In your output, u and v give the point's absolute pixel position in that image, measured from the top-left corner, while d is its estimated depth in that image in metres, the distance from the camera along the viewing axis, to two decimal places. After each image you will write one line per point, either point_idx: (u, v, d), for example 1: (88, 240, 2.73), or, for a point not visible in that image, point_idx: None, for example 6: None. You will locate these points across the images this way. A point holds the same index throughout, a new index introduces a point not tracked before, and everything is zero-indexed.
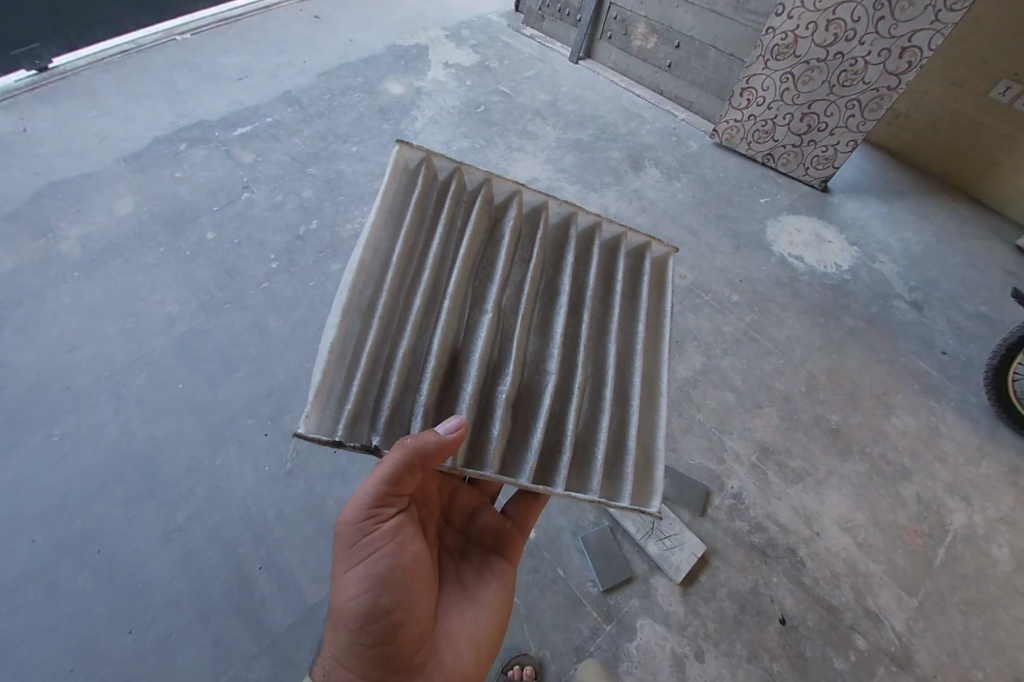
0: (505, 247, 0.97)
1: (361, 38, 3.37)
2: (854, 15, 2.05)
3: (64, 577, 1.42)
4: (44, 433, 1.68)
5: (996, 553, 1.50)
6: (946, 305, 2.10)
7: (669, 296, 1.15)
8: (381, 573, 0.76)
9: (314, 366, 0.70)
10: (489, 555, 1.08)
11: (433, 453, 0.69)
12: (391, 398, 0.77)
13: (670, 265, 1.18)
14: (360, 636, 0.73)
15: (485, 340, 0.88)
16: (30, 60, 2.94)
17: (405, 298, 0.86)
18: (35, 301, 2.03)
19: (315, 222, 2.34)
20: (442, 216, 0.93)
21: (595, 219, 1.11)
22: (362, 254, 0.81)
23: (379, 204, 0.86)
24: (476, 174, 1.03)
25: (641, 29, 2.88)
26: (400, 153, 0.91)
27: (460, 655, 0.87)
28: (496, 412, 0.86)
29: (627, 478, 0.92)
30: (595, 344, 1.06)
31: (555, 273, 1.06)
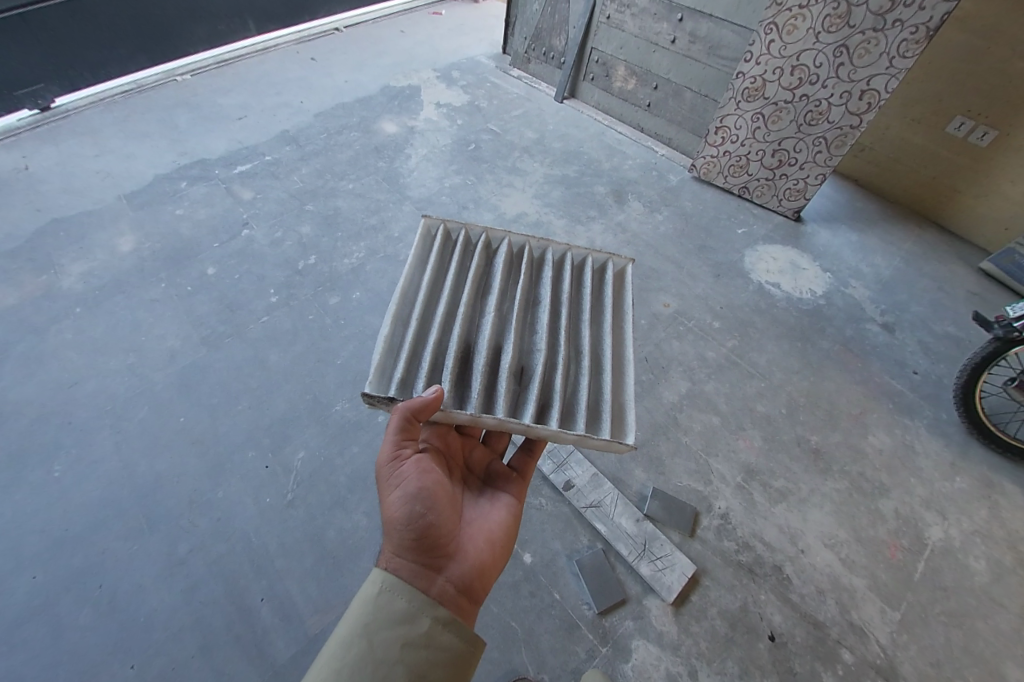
0: (497, 272, 1.18)
1: (356, 79, 3.54)
2: (816, 61, 2.22)
3: (64, 613, 1.43)
4: (44, 469, 1.71)
5: (973, 565, 1.56)
6: (916, 327, 2.22)
7: (631, 295, 1.25)
8: (414, 490, 0.90)
9: (376, 352, 0.99)
10: (497, 486, 1.17)
11: (423, 409, 0.90)
12: (425, 371, 1.00)
13: (629, 273, 1.28)
14: (404, 535, 0.86)
15: (490, 329, 1.08)
16: (32, 100, 3.03)
17: (430, 310, 1.11)
18: (36, 336, 2.07)
19: (314, 257, 2.43)
20: (451, 261, 1.19)
21: (566, 246, 1.27)
22: (403, 288, 1.09)
23: (413, 258, 1.16)
24: (476, 229, 1.27)
25: (621, 72, 3.07)
26: (423, 222, 1.22)
27: (486, 553, 0.96)
28: (500, 381, 1.03)
29: (604, 423, 1.05)
30: (575, 332, 1.18)
31: (538, 288, 1.23)
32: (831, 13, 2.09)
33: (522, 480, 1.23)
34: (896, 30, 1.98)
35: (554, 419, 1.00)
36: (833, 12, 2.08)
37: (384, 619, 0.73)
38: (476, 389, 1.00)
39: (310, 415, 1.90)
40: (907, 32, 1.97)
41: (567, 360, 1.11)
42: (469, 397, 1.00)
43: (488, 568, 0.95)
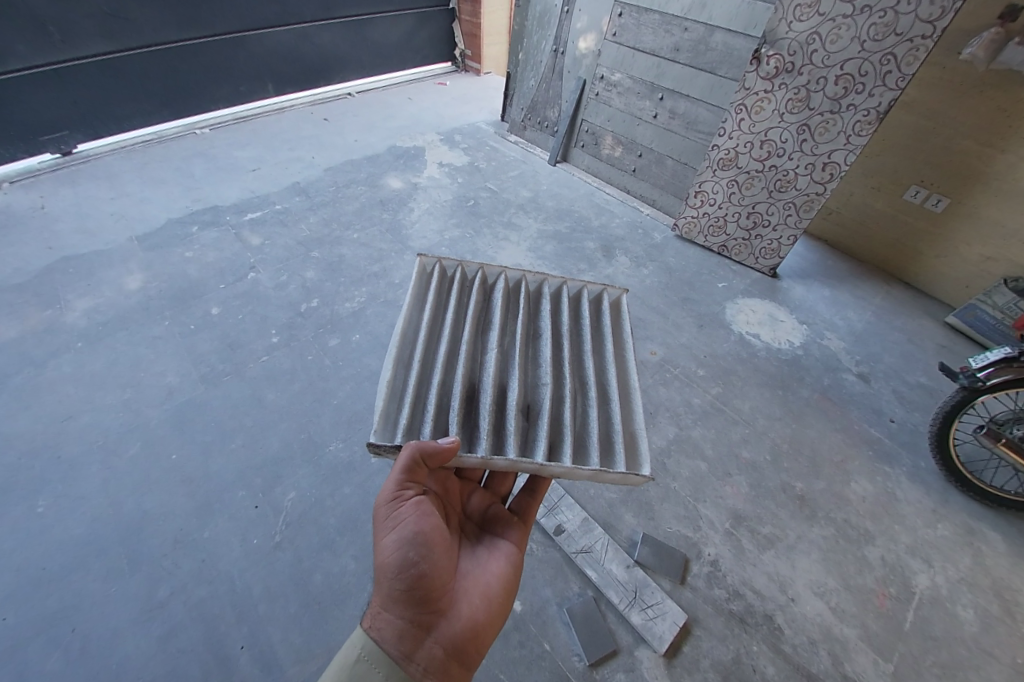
0: (497, 308, 1.28)
1: (365, 139, 3.82)
2: (782, 137, 2.47)
3: (32, 659, 1.38)
4: (27, 505, 1.69)
5: (961, 614, 1.57)
6: (890, 377, 2.33)
7: (628, 323, 1.38)
8: (408, 536, 0.93)
9: (379, 396, 1.04)
10: (494, 533, 1.18)
11: (434, 454, 0.94)
12: (429, 416, 1.05)
13: (624, 302, 1.42)
14: (396, 583, 0.91)
15: (495, 367, 1.16)
16: (55, 145, 3.23)
17: (433, 349, 1.19)
18: (35, 369, 2.10)
19: (316, 300, 2.53)
20: (449, 301, 1.29)
21: (561, 280, 1.40)
22: (402, 329, 1.18)
23: (411, 296, 1.25)
24: (472, 265, 1.40)
25: (608, 141, 3.36)
26: (419, 262, 1.34)
27: (476, 606, 1.00)
28: (509, 416, 1.09)
29: (618, 455, 1.10)
30: (578, 363, 1.28)
31: (536, 319, 1.34)
32: (792, 98, 2.37)
33: (522, 525, 1.25)
34: (850, 112, 2.24)
35: (569, 457, 1.07)
36: (795, 96, 2.36)
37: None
38: (486, 429, 1.05)
39: (303, 455, 1.91)
40: (860, 114, 2.22)
41: (573, 392, 1.19)
42: (478, 437, 1.05)
43: (481, 630, 0.98)
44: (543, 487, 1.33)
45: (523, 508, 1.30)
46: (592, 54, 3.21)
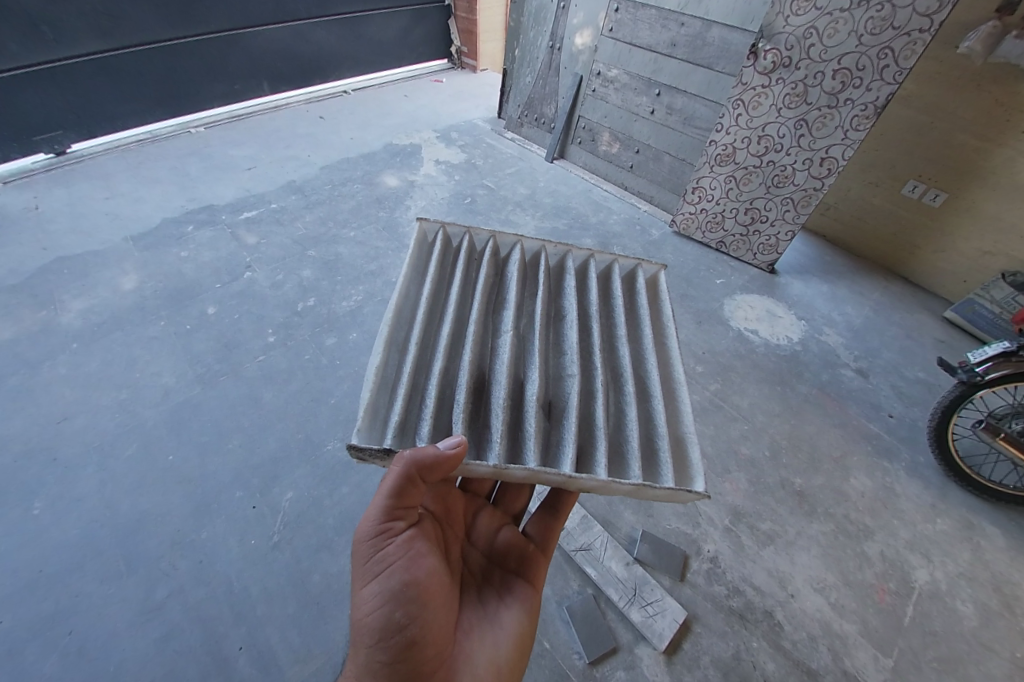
0: (512, 280, 1.30)
1: (361, 137, 3.80)
2: (779, 133, 2.47)
3: (28, 663, 1.37)
4: (23, 507, 1.68)
5: (961, 609, 1.57)
6: (888, 372, 2.32)
7: (667, 305, 1.40)
8: (396, 588, 0.89)
9: (365, 390, 1.02)
10: (504, 581, 1.17)
11: (432, 465, 0.87)
12: (429, 412, 1.01)
13: (662, 279, 1.45)
14: (376, 651, 0.86)
15: (509, 353, 1.14)
16: (49, 145, 3.20)
17: (435, 330, 1.19)
18: (29, 370, 2.09)
19: (313, 299, 2.51)
20: (455, 275, 1.29)
21: (588, 253, 1.43)
22: (397, 303, 1.17)
23: (408, 266, 1.26)
24: (482, 234, 1.42)
25: (606, 137, 3.35)
26: (419, 226, 1.35)
27: (480, 677, 0.95)
28: (529, 415, 1.05)
29: (665, 468, 1.04)
30: (609, 351, 1.26)
31: (560, 298, 1.34)
32: (790, 93, 2.36)
33: (541, 557, 1.26)
34: (848, 107, 2.23)
35: (604, 468, 0.99)
36: (792, 91, 2.35)
37: None
38: (498, 431, 1.01)
39: (301, 454, 1.90)
40: (858, 109, 2.21)
41: (606, 384, 1.16)
42: (490, 443, 1.00)
43: None
44: (564, 509, 1.35)
45: (542, 532, 1.33)
46: (588, 50, 3.19)
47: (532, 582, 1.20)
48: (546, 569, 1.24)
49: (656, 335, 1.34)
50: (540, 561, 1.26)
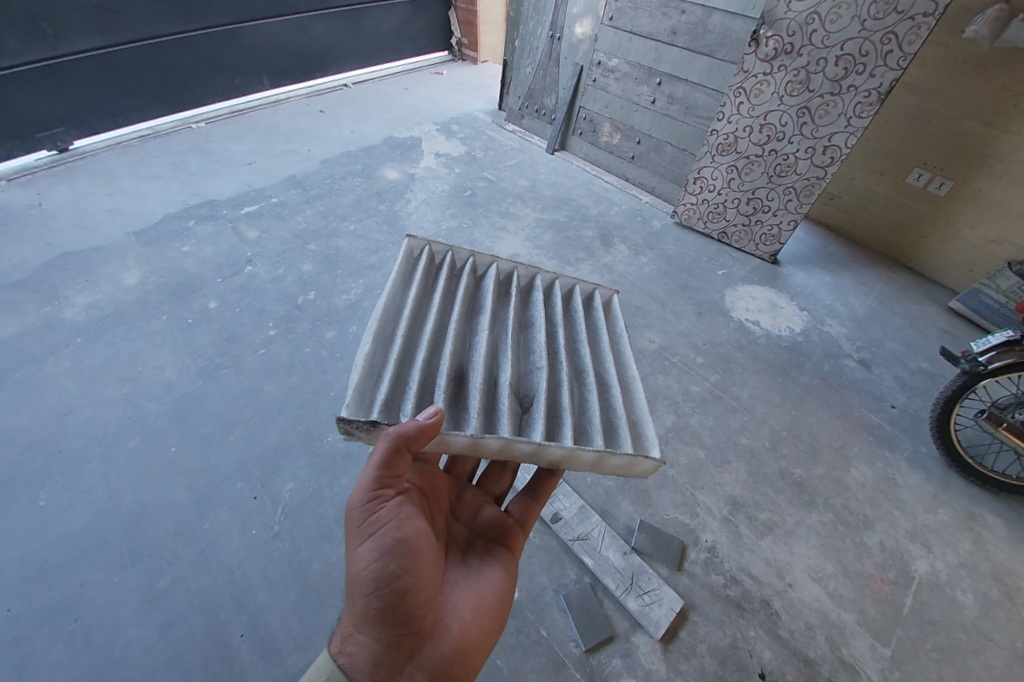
0: (487, 295, 1.31)
1: (362, 130, 3.80)
2: (782, 121, 2.43)
3: (35, 649, 1.40)
4: (30, 498, 1.71)
5: (961, 599, 1.56)
6: (891, 363, 2.30)
7: (620, 321, 1.42)
8: (390, 546, 0.91)
9: (354, 373, 1.02)
10: (486, 544, 1.19)
11: (416, 434, 0.91)
12: (413, 393, 1.05)
13: (615, 302, 1.46)
14: (372, 600, 0.89)
15: (485, 346, 1.17)
16: (51, 142, 3.22)
17: (417, 331, 1.19)
18: (34, 365, 2.12)
19: (313, 292, 2.52)
20: (437, 286, 1.29)
21: (553, 273, 1.43)
22: (384, 307, 1.17)
23: (395, 276, 1.24)
24: (462, 253, 1.40)
25: (606, 128, 3.32)
26: (407, 243, 1.33)
27: (467, 623, 1.01)
28: (502, 396, 1.09)
29: (624, 437, 1.10)
30: (572, 352, 1.28)
31: (529, 309, 1.35)
32: (792, 80, 2.32)
33: (519, 531, 1.28)
34: (851, 94, 2.19)
35: (569, 434, 1.05)
36: (794, 78, 2.31)
37: None
38: (475, 409, 1.04)
39: (301, 446, 1.92)
40: (861, 96, 2.17)
41: (570, 378, 1.19)
42: (466, 417, 1.04)
43: (472, 648, 1.00)
44: (545, 490, 1.35)
45: (524, 512, 1.32)
46: (588, 39, 3.15)
47: (513, 548, 1.23)
48: (523, 541, 1.27)
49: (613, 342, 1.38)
50: (518, 535, 1.28)
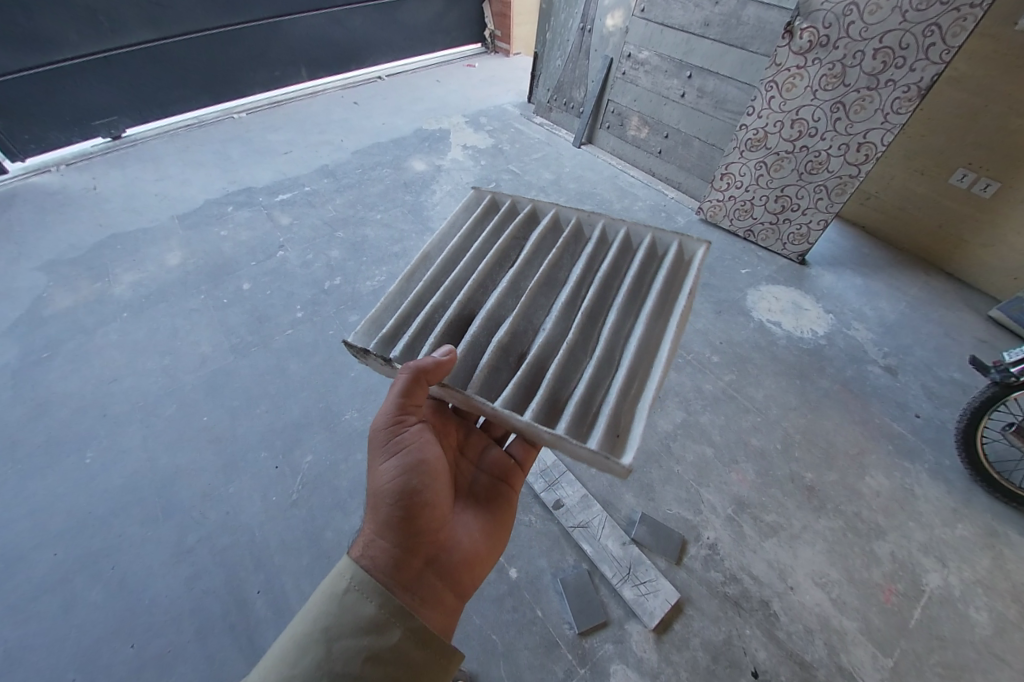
0: (532, 239, 1.34)
1: (393, 122, 3.88)
2: (814, 116, 2.36)
3: (78, 589, 1.55)
4: (78, 456, 1.88)
5: (973, 616, 1.51)
6: (920, 371, 2.21)
7: (693, 279, 1.20)
8: (411, 464, 1.04)
9: (375, 307, 1.23)
10: (493, 481, 1.28)
11: (432, 370, 0.98)
12: (410, 331, 1.15)
13: (700, 254, 1.24)
14: (394, 508, 0.98)
15: (498, 298, 1.21)
16: (106, 130, 3.46)
17: (444, 277, 1.31)
18: (86, 335, 2.30)
19: (339, 278, 2.63)
20: (488, 227, 1.41)
21: (622, 221, 1.36)
22: (427, 251, 1.35)
23: (450, 222, 1.43)
24: (525, 199, 1.47)
25: (635, 122, 3.29)
26: (474, 192, 1.49)
27: (474, 542, 1.10)
28: (487, 351, 1.11)
29: (596, 431, 0.95)
30: (596, 321, 1.18)
31: (574, 262, 1.33)
32: (827, 74, 2.24)
33: (522, 473, 1.37)
34: (889, 89, 2.10)
35: (530, 411, 0.98)
36: (829, 72, 2.23)
37: (347, 628, 0.79)
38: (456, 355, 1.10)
39: (320, 422, 2.01)
40: (900, 91, 2.08)
41: (575, 344, 1.12)
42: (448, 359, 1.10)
43: (479, 562, 1.08)
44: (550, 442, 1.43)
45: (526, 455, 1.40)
46: (619, 31, 3.11)
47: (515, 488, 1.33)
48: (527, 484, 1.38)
49: (661, 314, 1.19)
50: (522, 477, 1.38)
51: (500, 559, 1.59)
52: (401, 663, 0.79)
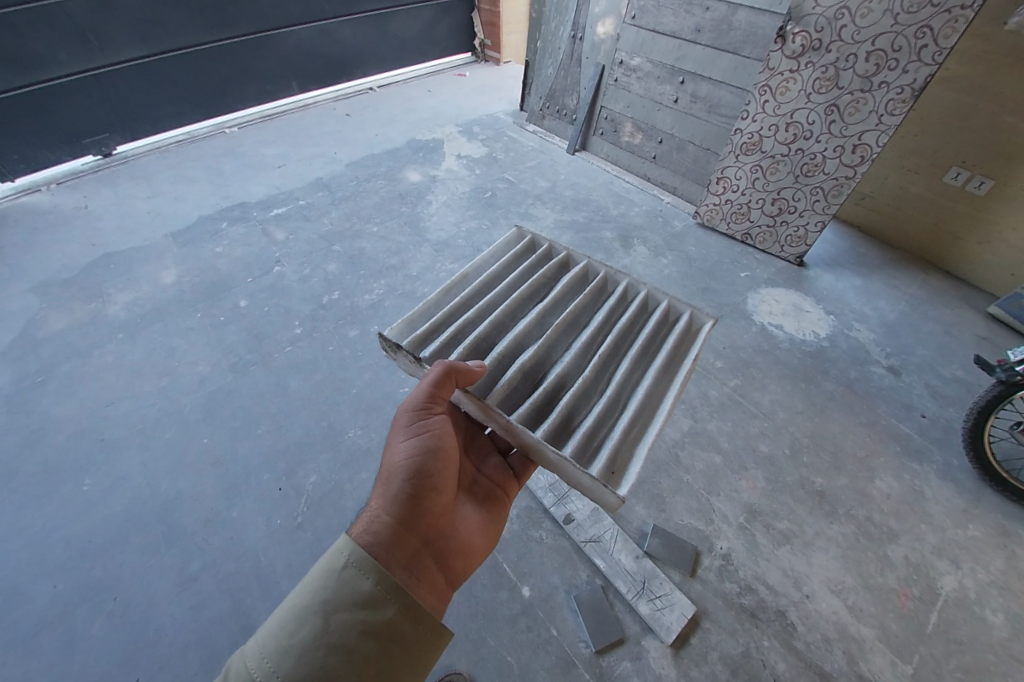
0: (562, 282, 1.36)
1: (386, 133, 3.87)
2: (809, 119, 2.37)
3: (79, 623, 1.51)
4: (75, 483, 1.83)
5: (990, 618, 1.50)
6: (923, 370, 2.22)
7: (697, 350, 1.25)
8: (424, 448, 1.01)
9: (414, 310, 1.28)
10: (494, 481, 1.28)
11: (466, 374, 1.05)
12: (440, 341, 1.18)
13: (707, 330, 1.29)
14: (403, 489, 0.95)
15: (524, 327, 1.23)
16: (96, 147, 3.42)
17: (478, 297, 1.34)
18: (80, 358, 2.26)
19: (337, 292, 2.60)
20: (523, 262, 1.44)
21: (647, 285, 1.38)
22: (465, 272, 1.40)
23: (492, 251, 1.47)
24: (560, 247, 1.50)
25: (628, 128, 3.30)
26: (516, 231, 1.53)
27: (472, 535, 1.08)
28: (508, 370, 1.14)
29: (598, 462, 0.99)
30: (610, 363, 1.21)
31: (595, 309, 1.34)
32: (820, 77, 2.25)
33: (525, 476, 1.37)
34: (882, 91, 2.12)
35: (541, 432, 1.01)
36: (822, 75, 2.24)
37: (343, 601, 0.77)
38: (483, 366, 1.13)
39: (324, 441, 1.98)
40: (893, 93, 2.09)
41: (587, 384, 1.14)
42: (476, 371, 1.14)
43: (473, 555, 1.06)
44: None
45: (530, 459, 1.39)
46: (611, 38, 3.13)
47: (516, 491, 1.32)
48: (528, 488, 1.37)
49: (666, 372, 1.22)
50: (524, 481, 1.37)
51: (512, 577, 1.56)
52: (393, 640, 0.78)
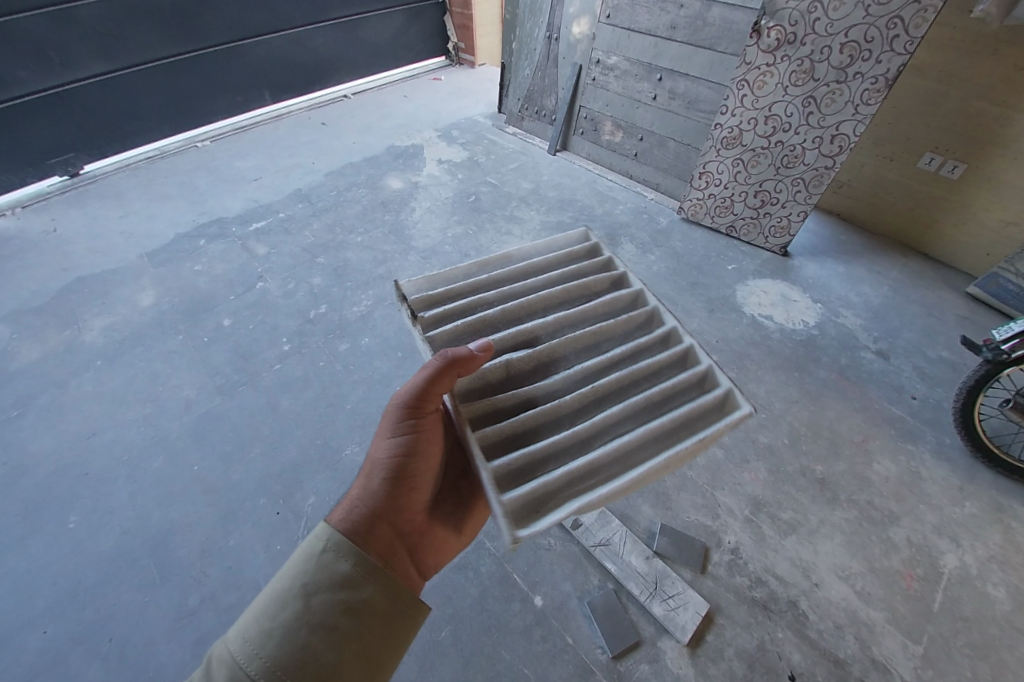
0: (597, 298, 1.29)
1: (363, 141, 3.81)
2: (787, 112, 2.40)
3: (73, 669, 1.43)
4: (60, 521, 1.75)
5: (993, 593, 1.53)
6: (909, 352, 2.26)
7: (707, 437, 1.05)
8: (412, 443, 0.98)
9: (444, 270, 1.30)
10: None
11: (466, 364, 0.98)
12: (451, 310, 1.20)
13: (732, 418, 1.07)
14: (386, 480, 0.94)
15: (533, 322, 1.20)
16: (62, 168, 3.29)
17: (506, 281, 1.34)
18: (58, 389, 2.16)
19: (324, 306, 2.54)
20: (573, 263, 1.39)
21: (694, 346, 1.21)
22: (510, 252, 1.40)
23: (551, 242, 1.43)
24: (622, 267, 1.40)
25: (608, 126, 3.31)
26: (585, 231, 1.48)
27: (450, 528, 1.08)
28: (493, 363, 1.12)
29: (521, 490, 0.93)
30: (600, 403, 1.12)
31: (614, 340, 1.26)
32: (796, 70, 2.29)
33: None
34: (858, 81, 2.16)
35: (490, 434, 1.00)
36: (798, 68, 2.28)
37: (324, 582, 0.77)
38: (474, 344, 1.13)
39: (320, 460, 1.93)
40: (868, 83, 2.14)
41: (559, 410, 1.08)
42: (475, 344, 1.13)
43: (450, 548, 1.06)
44: None
45: None
46: (586, 38, 3.13)
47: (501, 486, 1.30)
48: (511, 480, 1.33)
49: (660, 442, 1.06)
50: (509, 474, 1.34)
51: (524, 587, 1.54)
52: (373, 621, 0.77)
